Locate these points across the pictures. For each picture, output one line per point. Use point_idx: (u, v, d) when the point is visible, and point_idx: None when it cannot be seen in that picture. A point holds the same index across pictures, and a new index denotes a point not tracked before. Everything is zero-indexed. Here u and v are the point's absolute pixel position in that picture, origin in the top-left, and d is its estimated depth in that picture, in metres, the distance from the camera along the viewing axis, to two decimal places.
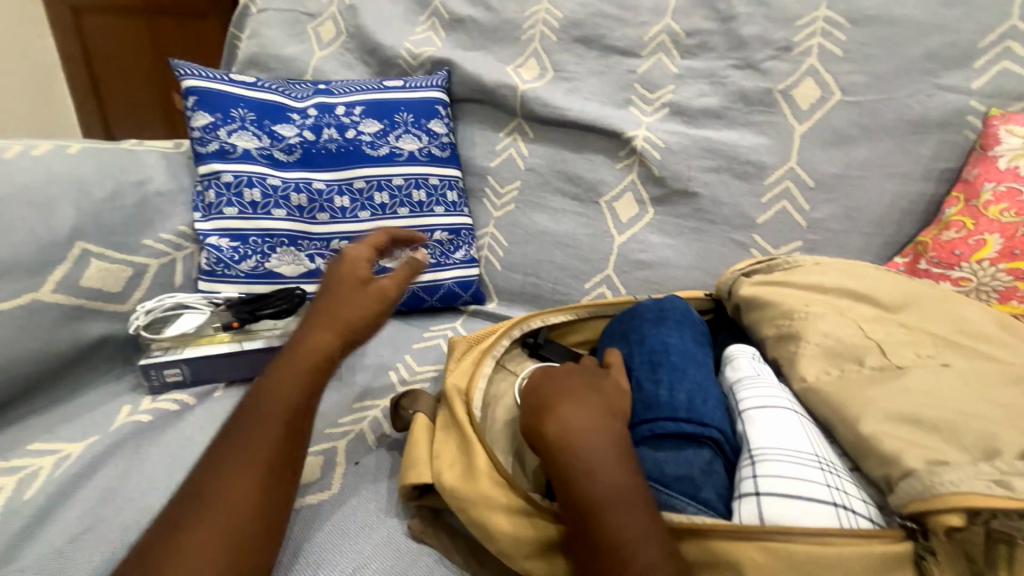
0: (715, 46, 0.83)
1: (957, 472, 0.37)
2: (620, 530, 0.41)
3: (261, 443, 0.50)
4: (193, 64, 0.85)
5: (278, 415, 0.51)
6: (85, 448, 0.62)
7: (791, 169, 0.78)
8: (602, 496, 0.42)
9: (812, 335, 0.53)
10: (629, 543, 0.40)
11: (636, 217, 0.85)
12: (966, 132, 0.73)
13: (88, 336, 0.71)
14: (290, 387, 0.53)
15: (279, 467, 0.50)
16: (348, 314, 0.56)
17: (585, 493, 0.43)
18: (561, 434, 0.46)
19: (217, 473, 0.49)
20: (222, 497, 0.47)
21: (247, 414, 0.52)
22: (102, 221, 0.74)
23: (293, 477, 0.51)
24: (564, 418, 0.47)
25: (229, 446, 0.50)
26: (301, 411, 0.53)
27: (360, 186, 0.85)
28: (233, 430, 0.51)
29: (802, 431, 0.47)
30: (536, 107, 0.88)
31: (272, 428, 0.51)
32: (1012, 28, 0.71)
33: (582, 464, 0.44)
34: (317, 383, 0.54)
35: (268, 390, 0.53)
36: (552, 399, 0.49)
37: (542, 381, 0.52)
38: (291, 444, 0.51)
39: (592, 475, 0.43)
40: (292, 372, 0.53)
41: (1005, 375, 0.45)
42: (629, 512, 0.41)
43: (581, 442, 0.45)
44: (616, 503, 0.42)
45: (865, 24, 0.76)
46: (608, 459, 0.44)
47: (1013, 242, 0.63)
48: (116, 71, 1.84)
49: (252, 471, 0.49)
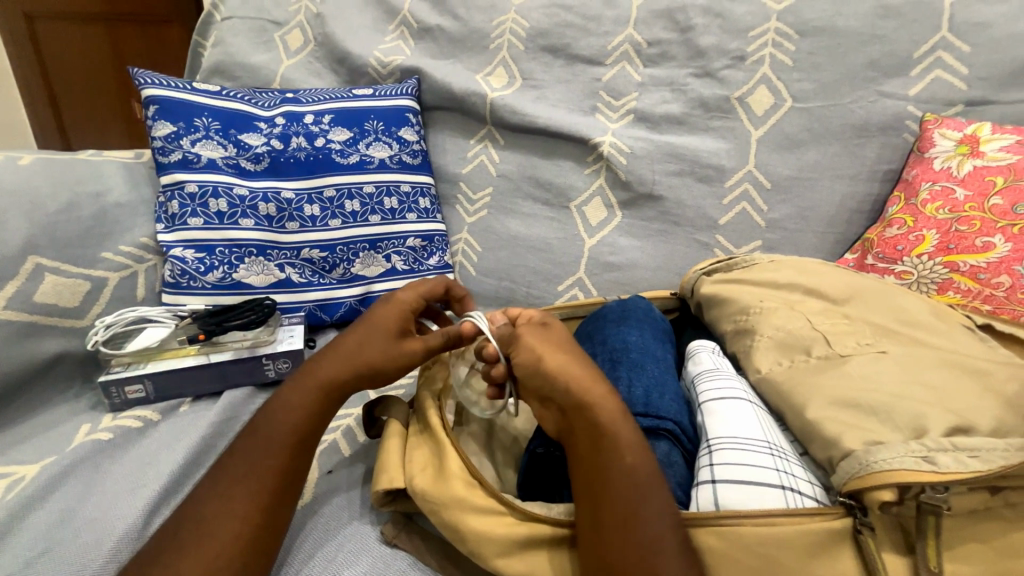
0: (675, 55, 0.86)
1: (889, 450, 0.40)
2: (648, 508, 0.42)
3: (258, 468, 0.49)
4: (154, 73, 0.84)
5: (277, 439, 0.51)
6: (41, 469, 0.60)
7: (749, 171, 0.82)
8: (636, 474, 0.44)
9: (766, 328, 0.57)
10: (657, 522, 0.41)
11: (605, 220, 0.87)
12: (905, 135, 0.78)
13: (42, 354, 0.68)
14: (294, 411, 0.52)
15: (272, 494, 0.48)
16: (370, 357, 0.55)
17: (622, 471, 0.44)
18: (601, 409, 0.47)
19: (209, 498, 0.48)
20: (212, 523, 0.46)
21: (248, 437, 0.52)
22: (57, 234, 0.72)
23: (288, 506, 0.49)
24: (603, 394, 0.48)
25: (226, 470, 0.49)
26: (301, 437, 0.52)
27: (331, 195, 0.85)
28: (232, 454, 0.51)
29: (755, 419, 0.49)
30: (506, 114, 0.90)
31: (275, 447, 0.50)
32: (942, 40, 0.77)
33: (620, 442, 0.45)
34: (323, 408, 0.53)
35: (272, 413, 0.52)
36: (590, 373, 0.50)
37: (575, 353, 0.52)
38: (288, 472, 0.50)
39: (626, 452, 0.45)
40: (297, 397, 0.53)
41: (939, 360, 0.49)
42: (656, 491, 0.43)
43: (616, 420, 0.47)
44: (644, 481, 0.43)
45: (812, 35, 0.81)
46: (636, 440, 0.46)
47: (948, 237, 0.67)
48: (74, 79, 1.79)
49: (244, 496, 0.48)
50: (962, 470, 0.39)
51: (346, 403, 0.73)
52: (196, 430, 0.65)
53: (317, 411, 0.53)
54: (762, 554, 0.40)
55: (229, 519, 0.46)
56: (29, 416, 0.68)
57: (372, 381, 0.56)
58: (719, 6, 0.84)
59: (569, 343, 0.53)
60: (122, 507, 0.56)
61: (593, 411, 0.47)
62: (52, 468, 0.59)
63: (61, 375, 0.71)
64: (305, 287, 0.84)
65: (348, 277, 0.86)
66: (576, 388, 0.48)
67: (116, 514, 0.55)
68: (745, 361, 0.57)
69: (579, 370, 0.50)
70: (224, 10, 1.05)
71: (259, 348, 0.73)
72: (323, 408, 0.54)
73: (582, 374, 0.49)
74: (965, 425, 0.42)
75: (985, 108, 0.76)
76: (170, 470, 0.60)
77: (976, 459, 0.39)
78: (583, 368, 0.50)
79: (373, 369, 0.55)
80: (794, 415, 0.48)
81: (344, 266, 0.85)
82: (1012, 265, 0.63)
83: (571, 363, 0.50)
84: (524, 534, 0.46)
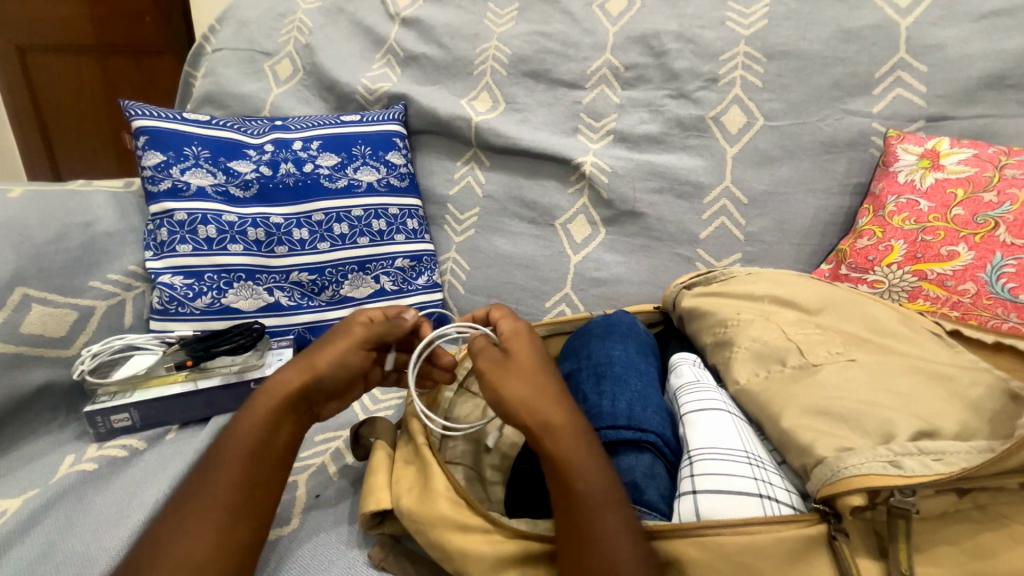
0: (651, 78, 0.90)
1: (859, 456, 0.42)
2: (606, 524, 0.43)
3: (223, 486, 0.49)
4: (144, 104, 0.85)
5: (240, 455, 0.51)
6: (23, 502, 0.59)
7: (726, 187, 0.85)
8: (590, 497, 0.44)
9: (743, 340, 0.59)
10: (613, 540, 0.42)
11: (589, 237, 0.89)
12: (871, 150, 0.82)
13: (28, 384, 0.68)
14: (255, 427, 0.53)
15: (242, 510, 0.49)
16: (321, 355, 0.59)
17: (574, 496, 0.44)
18: (556, 432, 0.48)
19: (175, 519, 0.48)
20: (177, 543, 0.46)
21: (210, 459, 0.52)
22: (44, 264, 0.72)
23: (255, 520, 0.49)
24: (563, 418, 0.49)
25: (192, 491, 0.49)
26: (258, 452, 0.52)
27: (319, 219, 0.86)
28: (196, 476, 0.51)
29: (734, 430, 0.51)
30: (490, 137, 0.93)
31: (233, 463, 0.51)
32: (901, 61, 0.81)
33: (578, 459, 0.46)
34: (279, 420, 0.55)
35: (234, 430, 0.53)
36: (548, 400, 0.50)
37: (537, 377, 0.52)
38: (256, 487, 0.51)
39: (576, 474, 0.45)
40: (255, 413, 0.54)
41: (905, 366, 0.51)
42: (613, 511, 0.43)
43: (574, 444, 0.47)
44: (600, 505, 0.44)
45: (779, 59, 0.85)
46: (591, 458, 0.47)
47: (915, 247, 0.70)
48: (65, 110, 1.81)
49: (213, 515, 0.48)
50: (926, 473, 0.41)
51: (335, 425, 0.73)
52: (183, 457, 0.65)
53: (280, 424, 0.55)
54: (742, 563, 0.41)
55: (196, 537, 0.46)
56: (12, 449, 0.67)
57: (329, 380, 0.58)
58: (690, 32, 0.88)
59: (527, 362, 0.54)
60: (106, 539, 0.55)
61: (550, 433, 0.48)
62: (34, 502, 0.58)
63: (47, 405, 0.70)
64: (294, 310, 0.84)
65: (337, 299, 0.87)
66: (532, 411, 0.49)
67: (98, 547, 0.54)
68: (724, 372, 0.59)
69: (534, 392, 0.51)
70: (215, 42, 1.08)
71: (248, 372, 0.73)
72: (286, 418, 0.55)
73: (538, 394, 0.50)
74: (931, 429, 0.44)
75: (944, 123, 0.80)
76: (153, 500, 0.59)
77: (941, 462, 0.41)
78: (540, 388, 0.51)
79: (331, 366, 0.58)
80: (771, 425, 0.50)
81: (332, 288, 0.86)
82: (976, 272, 0.66)
83: (525, 387, 0.51)
84: (509, 551, 0.47)
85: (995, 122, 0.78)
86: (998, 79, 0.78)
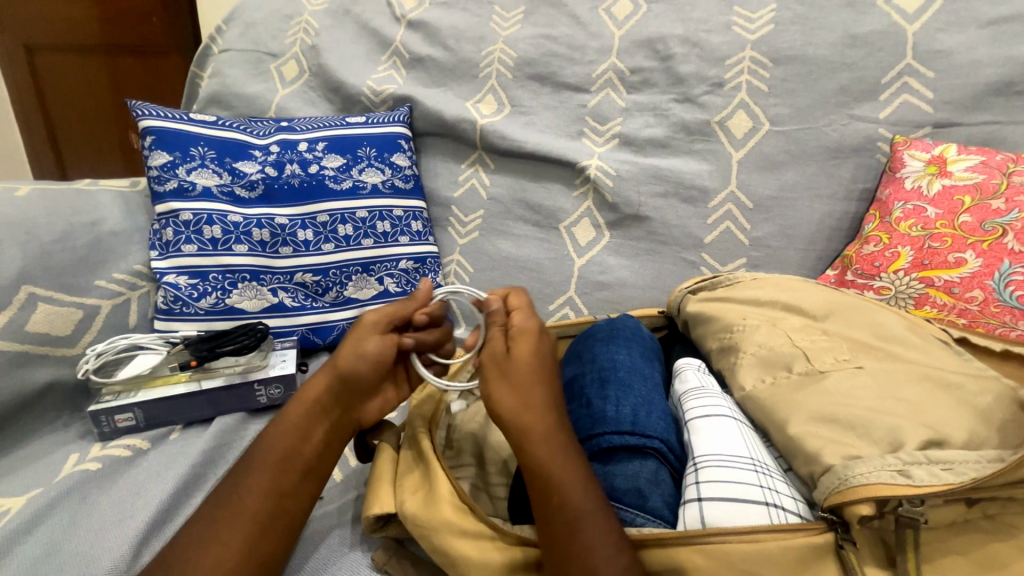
0: (656, 82, 0.90)
1: (867, 464, 0.42)
2: (580, 540, 0.43)
3: (253, 493, 0.50)
4: (151, 105, 0.86)
5: (270, 463, 0.52)
6: (27, 501, 0.59)
7: (731, 192, 0.85)
8: (567, 509, 0.44)
9: (748, 346, 0.58)
10: (588, 556, 0.42)
11: (594, 240, 0.89)
12: (878, 156, 0.82)
13: (34, 382, 0.68)
14: (286, 436, 0.54)
15: (270, 521, 0.49)
16: (339, 352, 0.57)
17: (553, 507, 0.45)
18: (537, 445, 0.48)
19: (205, 524, 0.48)
20: (206, 550, 0.47)
21: (242, 465, 0.52)
22: (51, 263, 0.73)
23: (281, 533, 0.50)
24: (543, 426, 0.48)
25: (221, 496, 0.50)
26: (288, 462, 0.52)
27: (324, 220, 0.86)
28: (228, 482, 0.51)
29: (740, 437, 0.50)
30: (495, 140, 0.93)
31: (263, 473, 0.51)
32: (908, 66, 0.81)
33: (556, 474, 0.46)
34: (311, 426, 0.55)
35: (268, 436, 0.54)
36: (530, 407, 0.50)
37: (523, 382, 0.51)
38: (286, 498, 0.51)
39: (556, 489, 0.45)
40: (289, 421, 0.54)
41: (911, 373, 0.50)
42: (591, 528, 0.43)
43: (552, 455, 0.47)
44: (578, 516, 0.44)
45: (785, 63, 0.85)
46: (572, 472, 0.46)
47: (922, 253, 0.70)
48: (71, 109, 1.82)
49: (244, 525, 0.48)
50: (935, 483, 0.40)
51: None
52: (186, 458, 0.65)
53: (312, 431, 0.54)
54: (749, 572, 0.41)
55: (224, 546, 0.47)
56: (16, 448, 0.67)
57: (354, 374, 0.56)
58: (696, 36, 0.88)
59: (521, 369, 0.52)
60: (109, 539, 0.55)
61: (531, 446, 0.48)
62: (37, 500, 0.58)
63: (52, 404, 0.70)
64: (298, 311, 0.84)
65: (341, 300, 0.87)
66: (515, 422, 0.49)
67: (102, 547, 0.54)
68: (730, 378, 0.58)
69: (518, 403, 0.50)
70: (222, 43, 1.08)
71: (252, 373, 0.73)
72: (317, 423, 0.55)
73: (524, 407, 0.50)
74: (939, 438, 0.44)
75: (951, 129, 0.80)
76: (159, 500, 0.59)
77: (950, 471, 0.41)
78: (527, 400, 0.50)
79: (351, 359, 0.57)
80: (777, 431, 0.50)
81: (336, 289, 0.86)
82: (984, 280, 0.65)
83: (513, 397, 0.50)
84: (514, 557, 0.46)
85: (1003, 128, 0.78)
86: (1005, 86, 0.78)
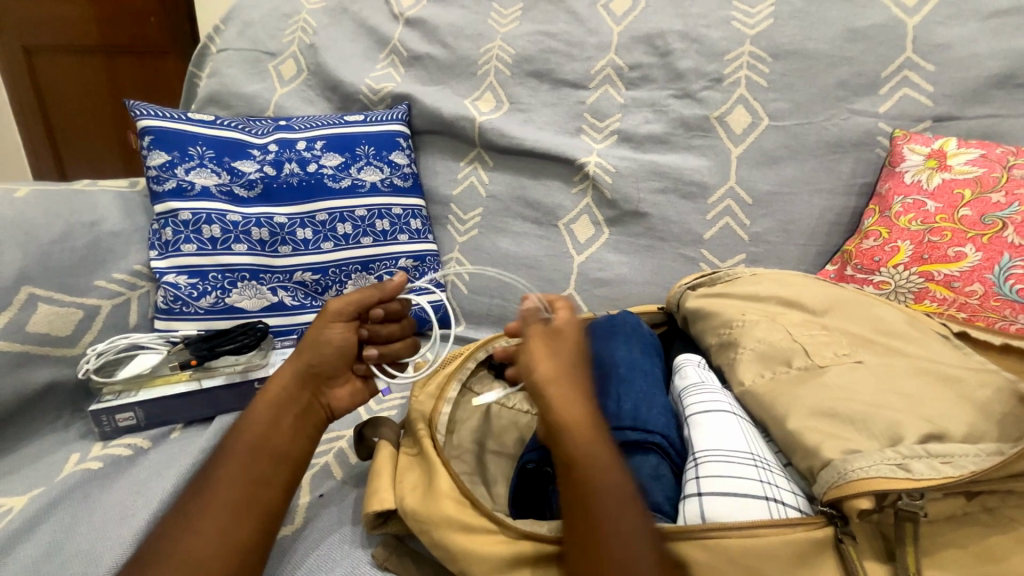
0: (655, 78, 0.90)
1: (867, 458, 0.42)
2: (617, 529, 0.42)
3: (226, 483, 0.50)
4: (149, 104, 0.86)
5: (241, 453, 0.52)
6: (29, 500, 0.59)
7: (731, 187, 0.85)
8: (608, 496, 0.44)
9: (748, 341, 0.58)
10: (625, 542, 0.41)
11: (593, 237, 0.89)
12: (877, 150, 0.81)
13: (35, 383, 0.68)
14: (255, 426, 0.54)
15: (245, 508, 0.49)
16: (304, 341, 0.60)
17: (591, 494, 0.44)
18: (581, 430, 0.47)
19: (179, 518, 0.48)
20: (181, 541, 0.46)
21: (213, 459, 0.52)
22: (50, 263, 0.73)
23: (259, 521, 0.50)
24: (584, 415, 0.48)
25: (194, 490, 0.50)
26: (261, 450, 0.53)
27: (323, 219, 0.86)
28: (201, 477, 0.51)
29: (740, 432, 0.50)
30: (494, 137, 0.93)
31: (235, 462, 0.52)
32: (908, 60, 0.80)
33: (598, 460, 0.45)
34: (281, 415, 0.56)
35: (237, 429, 0.54)
36: (575, 393, 0.49)
37: (568, 370, 0.51)
38: (261, 485, 0.51)
39: (598, 472, 0.45)
40: (259, 412, 0.55)
41: (911, 368, 0.50)
42: (630, 513, 0.43)
43: (594, 442, 0.46)
44: (616, 502, 0.43)
45: (785, 58, 0.84)
46: (610, 459, 0.46)
47: (922, 248, 0.70)
48: (69, 110, 1.82)
49: (221, 512, 0.48)
50: (935, 476, 0.40)
51: (339, 424, 0.73)
52: (186, 457, 0.65)
53: (280, 417, 0.56)
54: (747, 566, 0.41)
55: (202, 535, 0.46)
56: (18, 447, 0.68)
57: (320, 363, 0.60)
58: (695, 32, 0.88)
59: (565, 356, 0.52)
60: (111, 537, 0.55)
61: (575, 431, 0.47)
62: (38, 500, 0.59)
63: (53, 404, 0.70)
64: (298, 310, 0.84)
65: (340, 298, 0.87)
66: (561, 405, 0.48)
67: (103, 545, 0.54)
68: (729, 373, 0.58)
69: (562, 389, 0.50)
70: (220, 42, 1.08)
71: (251, 372, 0.73)
72: (286, 411, 0.57)
73: (573, 392, 0.49)
74: (938, 431, 0.44)
75: (951, 123, 0.79)
76: (159, 499, 0.59)
77: (949, 465, 0.41)
78: (574, 386, 0.50)
79: (319, 349, 0.60)
80: (777, 427, 0.50)
81: (336, 288, 0.86)
82: (984, 273, 0.65)
83: (558, 381, 0.50)
84: (515, 552, 0.46)
85: (1003, 122, 0.78)
86: (1006, 79, 0.78)
